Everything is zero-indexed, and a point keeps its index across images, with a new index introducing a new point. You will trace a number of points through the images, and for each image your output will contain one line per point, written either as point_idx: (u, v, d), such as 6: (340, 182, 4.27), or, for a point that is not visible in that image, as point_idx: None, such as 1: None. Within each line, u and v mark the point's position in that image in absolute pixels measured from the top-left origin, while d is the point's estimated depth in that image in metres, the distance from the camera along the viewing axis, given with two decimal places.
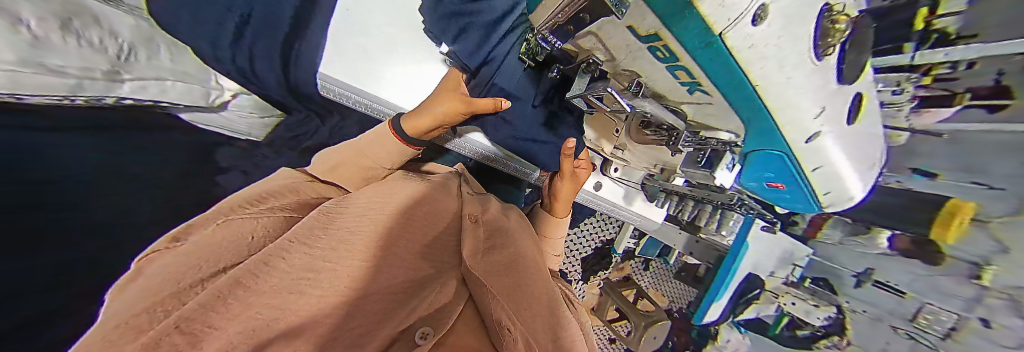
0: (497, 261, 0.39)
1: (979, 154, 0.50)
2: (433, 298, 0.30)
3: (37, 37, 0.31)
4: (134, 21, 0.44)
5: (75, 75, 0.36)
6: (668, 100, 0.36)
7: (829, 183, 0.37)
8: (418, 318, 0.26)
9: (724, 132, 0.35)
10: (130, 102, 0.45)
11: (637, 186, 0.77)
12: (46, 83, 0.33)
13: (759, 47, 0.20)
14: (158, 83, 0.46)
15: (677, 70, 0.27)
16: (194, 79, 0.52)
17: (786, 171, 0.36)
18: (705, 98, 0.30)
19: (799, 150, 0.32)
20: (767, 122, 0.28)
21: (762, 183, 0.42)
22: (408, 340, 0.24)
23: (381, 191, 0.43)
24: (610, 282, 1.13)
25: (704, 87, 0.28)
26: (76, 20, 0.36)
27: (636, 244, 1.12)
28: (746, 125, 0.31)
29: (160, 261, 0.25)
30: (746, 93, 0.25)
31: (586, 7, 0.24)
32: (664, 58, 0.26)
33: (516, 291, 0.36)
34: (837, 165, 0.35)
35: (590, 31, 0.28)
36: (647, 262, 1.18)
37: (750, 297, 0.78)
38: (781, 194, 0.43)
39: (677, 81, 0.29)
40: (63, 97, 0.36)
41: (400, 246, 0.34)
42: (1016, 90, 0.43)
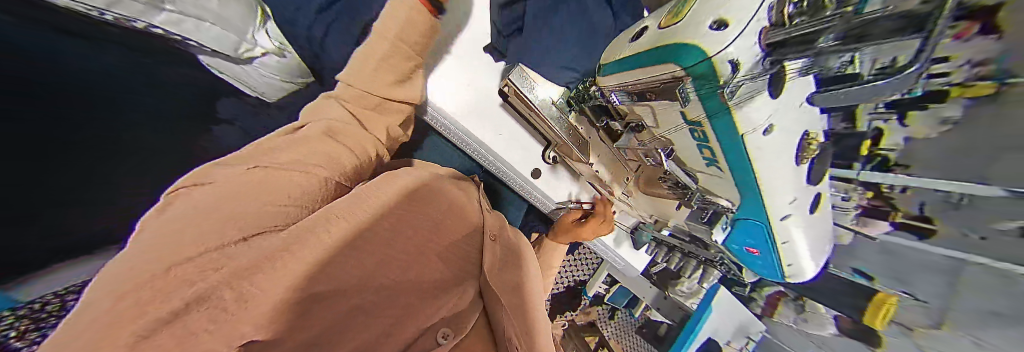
0: (511, 279, 0.46)
1: (907, 264, 0.47)
2: (458, 302, 0.38)
3: None
4: None
5: None
6: (687, 165, 0.42)
7: (800, 271, 0.43)
8: (441, 319, 0.36)
9: (723, 200, 0.41)
10: (160, 31, 0.42)
11: (626, 230, 0.82)
12: None
13: (765, 150, 0.28)
14: (195, 21, 0.44)
15: (704, 149, 0.35)
16: (233, 29, 0.49)
17: (766, 245, 0.40)
18: (716, 173, 0.37)
19: (778, 238, 0.38)
20: (757, 198, 0.34)
21: (742, 248, 0.45)
22: (431, 338, 0.34)
23: (399, 177, 0.42)
24: (575, 325, 1.18)
25: (720, 164, 0.35)
26: None
27: (606, 290, 1.16)
28: (742, 197, 0.37)
29: (183, 202, 0.26)
30: (750, 181, 0.32)
31: (655, 89, 0.34)
32: (698, 139, 0.34)
33: (518, 310, 0.45)
34: (806, 259, 0.41)
35: (649, 104, 0.37)
36: (612, 311, 1.22)
37: None
38: (759, 264, 0.46)
39: (702, 157, 0.37)
40: (94, 9, 0.33)
41: (424, 255, 0.38)
42: (937, 221, 0.41)
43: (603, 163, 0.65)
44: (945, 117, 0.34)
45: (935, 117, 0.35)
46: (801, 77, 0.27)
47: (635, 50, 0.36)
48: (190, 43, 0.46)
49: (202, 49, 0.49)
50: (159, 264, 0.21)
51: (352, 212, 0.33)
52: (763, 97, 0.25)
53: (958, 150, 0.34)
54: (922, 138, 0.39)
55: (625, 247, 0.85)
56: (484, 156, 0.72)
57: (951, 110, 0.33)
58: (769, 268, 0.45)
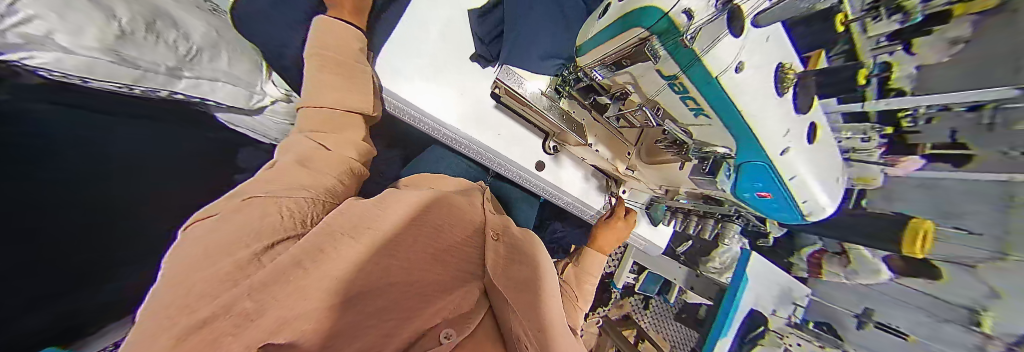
0: (520, 275, 0.44)
1: (951, 200, 0.53)
2: (460, 303, 0.34)
3: (121, 31, 0.36)
4: (206, 29, 0.49)
5: (143, 67, 0.40)
6: (678, 122, 0.39)
7: (814, 204, 0.40)
8: (442, 321, 0.30)
9: (720, 147, 0.37)
10: (182, 97, 0.48)
11: (642, 207, 0.81)
12: (118, 71, 0.37)
13: (743, 88, 0.27)
14: (211, 83, 0.49)
15: (687, 102, 0.33)
16: (242, 83, 0.54)
17: (772, 184, 0.37)
18: (705, 122, 0.34)
19: (781, 171, 0.35)
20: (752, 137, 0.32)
21: (753, 196, 0.41)
22: (434, 338, 0.28)
23: (405, 194, 0.44)
24: (610, 321, 1.14)
25: (707, 112, 0.32)
26: (160, 23, 0.41)
27: (635, 280, 1.14)
28: (737, 141, 0.34)
29: (191, 235, 0.27)
30: (740, 125, 0.31)
31: (627, 57, 0.34)
32: (680, 94, 0.33)
33: (533, 309, 0.41)
34: (814, 190, 0.38)
35: (628, 71, 0.36)
36: (646, 301, 1.19)
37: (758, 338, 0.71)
38: (773, 209, 0.42)
39: (688, 110, 0.35)
40: (77, 78, 0.36)
41: (422, 255, 0.36)
42: (969, 144, 0.46)
43: (601, 142, 0.66)
44: (954, 37, 0.40)
45: (945, 39, 0.41)
46: (760, 24, 0.27)
47: (601, 24, 0.36)
48: (209, 102, 0.52)
49: (219, 106, 0.54)
50: (170, 288, 0.22)
51: (364, 224, 0.35)
52: (726, 40, 0.25)
53: (979, 61, 0.39)
54: (930, 65, 0.44)
55: (641, 226, 0.81)
56: (489, 158, 0.74)
57: (960, 28, 0.39)
58: (787, 209, 0.41)
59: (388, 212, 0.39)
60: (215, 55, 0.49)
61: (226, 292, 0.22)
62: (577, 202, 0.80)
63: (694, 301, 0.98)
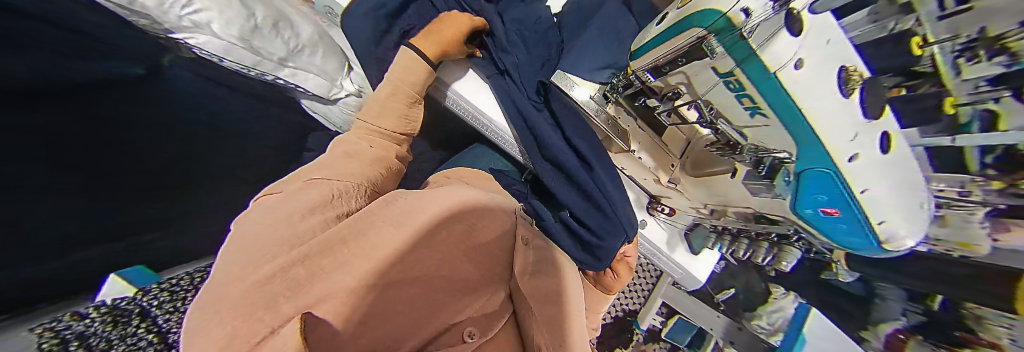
0: (545, 288, 0.44)
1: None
2: (484, 304, 0.37)
3: (255, 25, 0.47)
4: (313, 33, 0.59)
5: (261, 55, 0.49)
6: (734, 122, 0.35)
7: (907, 240, 0.29)
8: (467, 318, 0.35)
9: (780, 151, 0.31)
10: (282, 83, 0.58)
11: (682, 230, 0.70)
12: (240, 54, 0.47)
13: (801, 83, 0.23)
14: (305, 74, 0.57)
15: (743, 100, 0.30)
16: (326, 77, 0.60)
17: (841, 201, 0.28)
18: (764, 120, 0.29)
19: (854, 189, 0.26)
20: (810, 136, 0.25)
21: (817, 212, 0.32)
22: (457, 334, 0.33)
23: (450, 188, 0.42)
24: None
25: (763, 111, 0.28)
26: (279, 23, 0.52)
27: (663, 324, 1.03)
28: (797, 143, 0.28)
29: (261, 206, 0.33)
30: (805, 132, 0.25)
31: (685, 52, 0.34)
32: (737, 94, 0.30)
33: (553, 324, 0.42)
34: (909, 223, 0.28)
35: (682, 71, 0.37)
36: None
37: None
38: (848, 241, 0.33)
39: (745, 109, 0.31)
40: (216, 57, 0.46)
41: (452, 252, 0.36)
42: None
43: (645, 149, 0.58)
44: None
45: None
46: (816, 11, 0.23)
47: (661, 31, 0.38)
48: (299, 89, 0.60)
49: (305, 93, 0.63)
50: (246, 256, 0.27)
51: (404, 218, 0.35)
52: (783, 36, 0.23)
53: None
54: None
55: (680, 251, 0.70)
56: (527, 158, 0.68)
57: None
58: (868, 241, 0.30)
59: (423, 204, 0.38)
60: (312, 52, 0.57)
61: (283, 253, 0.27)
62: None
63: None
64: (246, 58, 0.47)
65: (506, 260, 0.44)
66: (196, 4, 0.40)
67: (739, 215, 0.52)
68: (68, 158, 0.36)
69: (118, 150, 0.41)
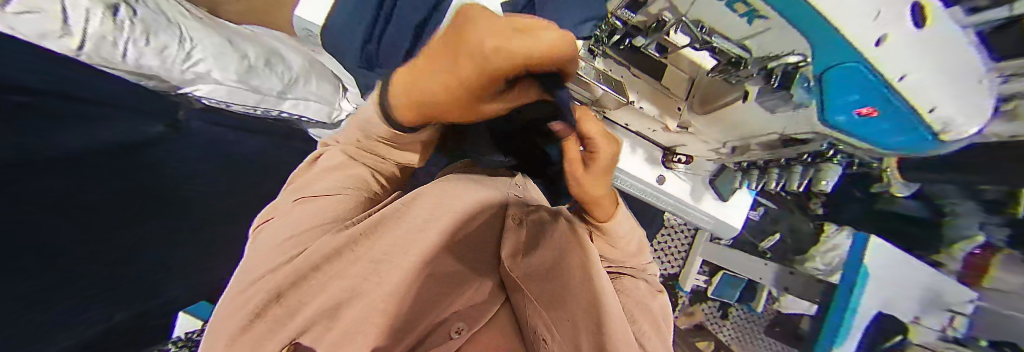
0: (541, 262, 0.38)
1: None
2: (474, 294, 0.34)
3: (250, 65, 0.50)
4: (306, 63, 0.61)
5: (262, 92, 0.52)
6: (729, 36, 0.34)
7: (967, 123, 0.26)
8: (455, 314, 0.31)
9: (791, 54, 0.28)
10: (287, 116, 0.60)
11: (706, 178, 0.68)
12: (242, 94, 0.50)
13: None
14: (306, 103, 0.60)
15: (736, 6, 0.27)
16: (326, 101, 0.63)
17: (876, 96, 0.24)
18: (761, 24, 0.27)
19: (889, 77, 0.23)
20: (822, 25, 0.21)
21: (850, 116, 0.28)
22: (444, 334, 0.30)
23: (453, 182, 0.42)
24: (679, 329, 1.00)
25: (761, 12, 0.25)
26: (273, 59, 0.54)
27: (707, 283, 1.00)
28: (811, 42, 0.23)
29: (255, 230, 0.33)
30: (828, 34, 0.21)
31: None
32: (730, 7, 0.28)
33: (557, 300, 0.36)
34: (959, 104, 0.24)
35: None
36: (724, 308, 1.03)
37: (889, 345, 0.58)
38: (889, 137, 0.30)
39: (743, 21, 0.29)
40: (224, 102, 0.49)
41: (423, 240, 0.32)
42: None
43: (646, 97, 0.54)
44: None
45: None
46: None
47: None
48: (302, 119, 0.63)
49: (309, 121, 0.65)
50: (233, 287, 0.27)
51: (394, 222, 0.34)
52: None
53: None
54: None
55: (707, 200, 0.69)
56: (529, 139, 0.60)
57: None
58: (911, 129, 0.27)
59: (422, 206, 0.36)
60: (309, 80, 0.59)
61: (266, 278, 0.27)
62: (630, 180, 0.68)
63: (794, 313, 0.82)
64: (248, 97, 0.50)
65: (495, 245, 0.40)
66: (196, 58, 0.43)
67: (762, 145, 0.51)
68: (135, 212, 0.40)
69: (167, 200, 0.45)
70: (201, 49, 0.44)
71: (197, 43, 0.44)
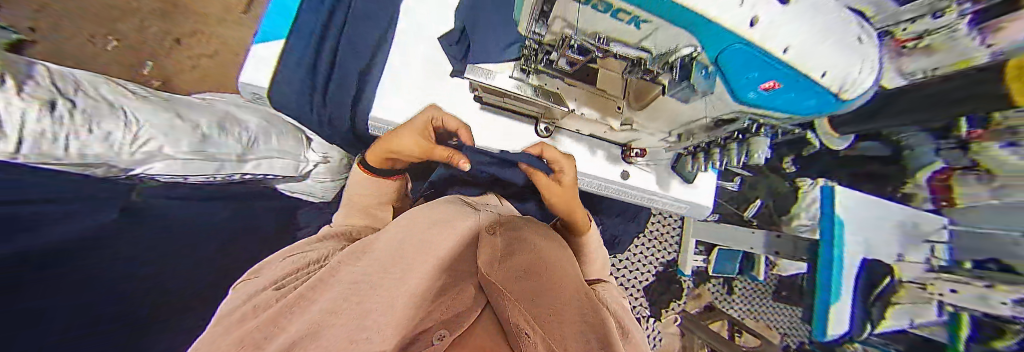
0: (519, 264, 0.34)
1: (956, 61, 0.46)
2: (455, 302, 0.30)
3: (203, 135, 0.50)
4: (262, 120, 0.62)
5: (222, 160, 0.52)
6: (630, 42, 0.32)
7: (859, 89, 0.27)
8: (437, 322, 0.27)
9: (683, 47, 0.27)
10: (250, 177, 0.60)
11: (667, 163, 0.69)
12: (203, 166, 0.50)
13: None
14: (268, 161, 0.60)
15: (620, 16, 0.26)
16: (290, 155, 0.64)
17: (775, 71, 0.24)
18: (653, 26, 0.26)
19: (776, 55, 0.22)
20: (700, 23, 0.21)
21: (760, 92, 0.29)
22: (424, 342, 0.24)
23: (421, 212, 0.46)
24: (689, 315, 0.99)
25: (644, 18, 0.25)
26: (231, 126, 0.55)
27: (705, 262, 0.99)
28: (702, 41, 0.24)
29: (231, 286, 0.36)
30: (700, 21, 0.21)
31: None
32: (619, 19, 0.27)
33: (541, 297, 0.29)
34: (856, 56, 0.23)
35: (555, 16, 0.31)
36: (729, 284, 1.03)
37: (883, 292, 0.61)
38: (804, 105, 0.29)
39: (630, 26, 0.28)
40: (179, 176, 0.48)
41: (416, 264, 0.34)
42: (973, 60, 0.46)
43: (584, 104, 0.51)
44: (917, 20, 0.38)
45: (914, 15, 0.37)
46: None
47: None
48: (267, 178, 0.63)
49: (277, 178, 0.64)
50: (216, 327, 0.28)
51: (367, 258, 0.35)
52: None
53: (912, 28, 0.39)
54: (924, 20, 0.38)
55: (675, 186, 0.70)
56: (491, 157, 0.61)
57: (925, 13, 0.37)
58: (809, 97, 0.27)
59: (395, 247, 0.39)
60: (267, 140, 0.60)
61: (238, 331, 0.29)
62: (598, 182, 0.68)
63: (794, 272, 0.86)
64: (213, 166, 0.51)
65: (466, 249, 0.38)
66: (145, 138, 0.42)
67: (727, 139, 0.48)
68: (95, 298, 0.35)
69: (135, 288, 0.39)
70: (149, 129, 0.43)
71: (144, 124, 0.43)
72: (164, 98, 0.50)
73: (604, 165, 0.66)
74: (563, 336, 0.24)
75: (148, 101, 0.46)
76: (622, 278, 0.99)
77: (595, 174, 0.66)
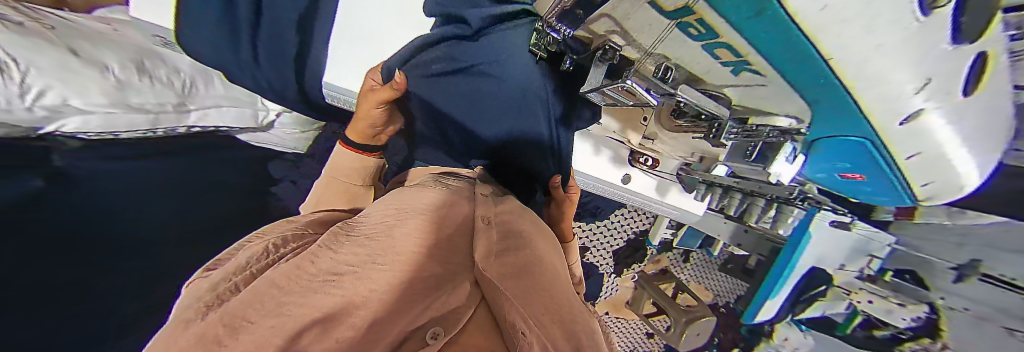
0: (513, 261, 0.29)
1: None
2: (446, 297, 0.21)
3: (118, 81, 0.44)
4: (190, 60, 0.57)
5: (154, 111, 0.49)
6: (706, 84, 0.35)
7: (948, 195, 0.38)
8: (430, 318, 0.18)
9: (783, 119, 0.35)
10: (198, 129, 0.57)
11: (672, 176, 0.69)
12: (134, 120, 0.47)
13: (879, 73, 0.20)
14: (215, 109, 0.59)
15: (725, 58, 0.28)
16: (244, 104, 0.64)
17: (876, 168, 0.36)
18: (760, 78, 0.29)
19: (901, 156, 0.31)
20: (849, 103, 0.26)
21: (837, 173, 0.44)
22: (416, 342, 0.16)
23: (412, 191, 0.38)
24: (646, 276, 1.13)
25: (753, 66, 0.27)
26: (149, 65, 0.49)
27: (673, 235, 1.06)
28: (813, 108, 0.30)
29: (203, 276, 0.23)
30: (844, 97, 0.25)
31: None
32: (713, 53, 0.28)
33: (535, 294, 0.26)
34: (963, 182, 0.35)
35: (605, 12, 0.32)
36: (686, 254, 1.15)
37: (815, 294, 0.70)
38: (870, 187, 0.44)
39: (728, 70, 0.30)
40: (108, 132, 0.44)
41: (401, 246, 0.25)
42: None
43: (607, 113, 0.57)
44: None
45: None
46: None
47: None
48: (223, 129, 0.61)
49: (233, 129, 0.63)
50: None
51: (351, 233, 0.29)
52: (887, 14, 0.15)
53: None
54: None
55: (673, 193, 0.71)
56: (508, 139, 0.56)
57: None
58: (889, 188, 0.41)
59: (404, 210, 0.32)
60: (208, 82, 0.58)
61: None
62: (596, 180, 0.68)
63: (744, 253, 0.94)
64: (143, 120, 0.48)
65: (465, 237, 0.32)
66: (37, 87, 0.34)
67: (729, 169, 0.54)
68: (65, 243, 0.34)
69: (110, 226, 0.40)
70: (39, 74, 0.34)
71: (29, 67, 0.33)
72: (46, 26, 0.39)
73: (602, 165, 0.65)
74: (551, 332, 0.22)
75: (21, 27, 0.36)
76: (596, 242, 1.08)
77: (594, 173, 0.65)
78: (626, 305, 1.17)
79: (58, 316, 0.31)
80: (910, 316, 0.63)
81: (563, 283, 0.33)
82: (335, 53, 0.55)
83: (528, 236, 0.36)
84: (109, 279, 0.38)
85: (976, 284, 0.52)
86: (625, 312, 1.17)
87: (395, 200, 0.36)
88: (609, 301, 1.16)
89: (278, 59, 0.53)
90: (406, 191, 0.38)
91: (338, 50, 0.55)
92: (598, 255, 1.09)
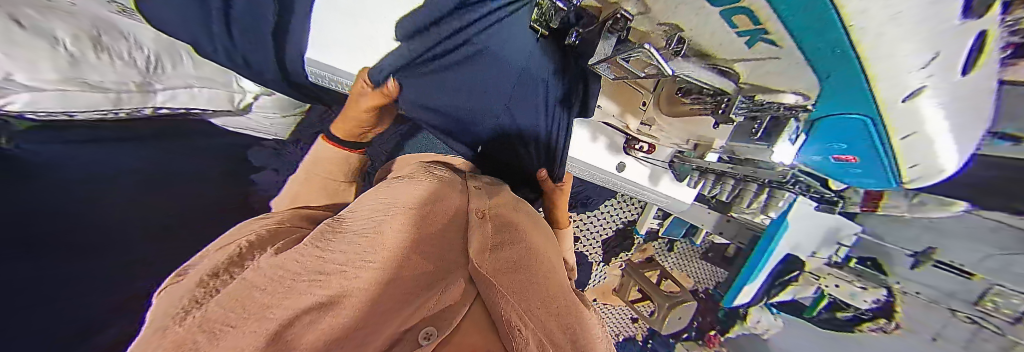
0: (510, 254, 0.29)
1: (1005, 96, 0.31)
2: (441, 295, 0.21)
3: (68, 56, 0.40)
4: (156, 33, 0.51)
5: (114, 89, 0.45)
6: (717, 59, 0.35)
7: (925, 178, 0.42)
8: (423, 318, 0.19)
9: (789, 94, 0.36)
10: (167, 111, 0.54)
11: (665, 164, 0.70)
12: (92, 99, 0.43)
13: (890, 44, 0.22)
14: (186, 90, 0.55)
15: (740, 28, 0.27)
16: (219, 84, 0.59)
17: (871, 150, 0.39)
18: (775, 51, 0.28)
19: (897, 134, 0.34)
20: (855, 75, 0.27)
21: (833, 156, 0.46)
22: (409, 342, 0.16)
23: (409, 182, 0.36)
24: (632, 263, 1.17)
25: (769, 35, 0.26)
26: (106, 37, 0.45)
27: (660, 225, 1.09)
28: (819, 83, 0.31)
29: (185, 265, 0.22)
30: (852, 71, 0.26)
31: None
32: (729, 21, 0.27)
33: (533, 288, 0.26)
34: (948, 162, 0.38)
35: None
36: (671, 243, 1.18)
37: (786, 279, 0.75)
38: (857, 170, 0.47)
39: (742, 41, 0.29)
40: (63, 112, 0.41)
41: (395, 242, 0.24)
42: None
43: (607, 96, 0.58)
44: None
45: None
46: None
47: None
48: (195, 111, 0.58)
49: (207, 112, 0.60)
50: None
51: (340, 229, 0.28)
52: None
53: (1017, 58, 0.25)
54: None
55: (664, 182, 0.71)
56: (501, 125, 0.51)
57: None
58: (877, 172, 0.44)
59: (398, 200, 0.31)
60: (175, 61, 0.53)
61: None
62: (589, 168, 0.68)
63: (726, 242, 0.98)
64: (103, 99, 0.44)
65: (461, 232, 0.31)
66: None
67: (721, 153, 0.58)
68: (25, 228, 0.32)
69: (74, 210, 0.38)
70: None
71: None
72: None
73: (597, 154, 0.65)
74: (547, 327, 0.22)
75: None
76: (586, 232, 1.10)
77: (587, 161, 0.65)
78: (613, 291, 1.21)
79: (25, 307, 0.30)
80: (872, 298, 0.66)
81: (559, 274, 0.33)
82: (315, 31, 0.52)
83: (523, 230, 0.36)
84: (76, 267, 0.36)
85: (930, 270, 0.59)
86: (612, 298, 1.22)
87: (383, 193, 0.34)
88: (598, 288, 1.20)
89: (256, 38, 0.50)
90: (397, 184, 0.37)
91: (318, 27, 0.52)
92: (587, 244, 1.11)
